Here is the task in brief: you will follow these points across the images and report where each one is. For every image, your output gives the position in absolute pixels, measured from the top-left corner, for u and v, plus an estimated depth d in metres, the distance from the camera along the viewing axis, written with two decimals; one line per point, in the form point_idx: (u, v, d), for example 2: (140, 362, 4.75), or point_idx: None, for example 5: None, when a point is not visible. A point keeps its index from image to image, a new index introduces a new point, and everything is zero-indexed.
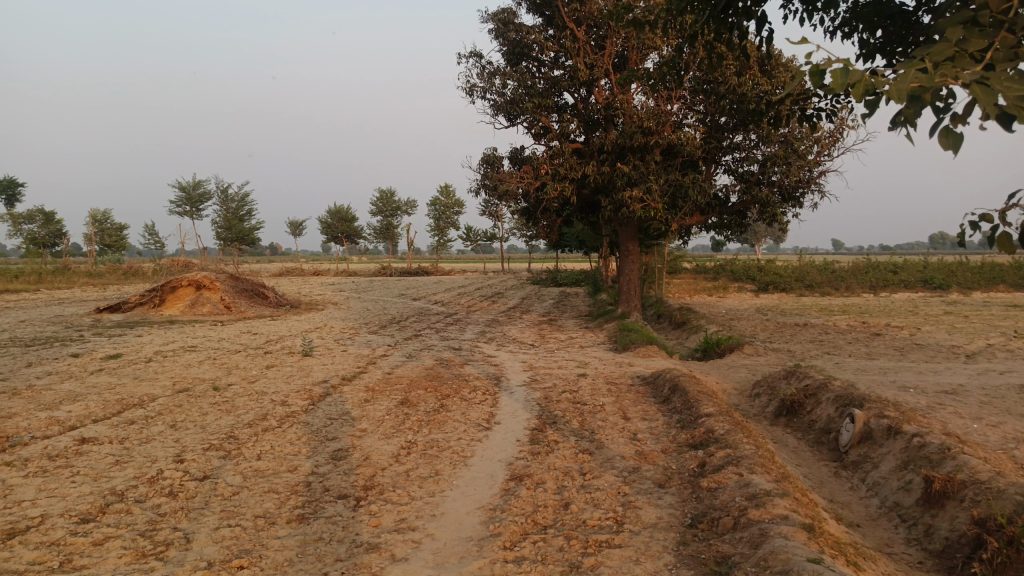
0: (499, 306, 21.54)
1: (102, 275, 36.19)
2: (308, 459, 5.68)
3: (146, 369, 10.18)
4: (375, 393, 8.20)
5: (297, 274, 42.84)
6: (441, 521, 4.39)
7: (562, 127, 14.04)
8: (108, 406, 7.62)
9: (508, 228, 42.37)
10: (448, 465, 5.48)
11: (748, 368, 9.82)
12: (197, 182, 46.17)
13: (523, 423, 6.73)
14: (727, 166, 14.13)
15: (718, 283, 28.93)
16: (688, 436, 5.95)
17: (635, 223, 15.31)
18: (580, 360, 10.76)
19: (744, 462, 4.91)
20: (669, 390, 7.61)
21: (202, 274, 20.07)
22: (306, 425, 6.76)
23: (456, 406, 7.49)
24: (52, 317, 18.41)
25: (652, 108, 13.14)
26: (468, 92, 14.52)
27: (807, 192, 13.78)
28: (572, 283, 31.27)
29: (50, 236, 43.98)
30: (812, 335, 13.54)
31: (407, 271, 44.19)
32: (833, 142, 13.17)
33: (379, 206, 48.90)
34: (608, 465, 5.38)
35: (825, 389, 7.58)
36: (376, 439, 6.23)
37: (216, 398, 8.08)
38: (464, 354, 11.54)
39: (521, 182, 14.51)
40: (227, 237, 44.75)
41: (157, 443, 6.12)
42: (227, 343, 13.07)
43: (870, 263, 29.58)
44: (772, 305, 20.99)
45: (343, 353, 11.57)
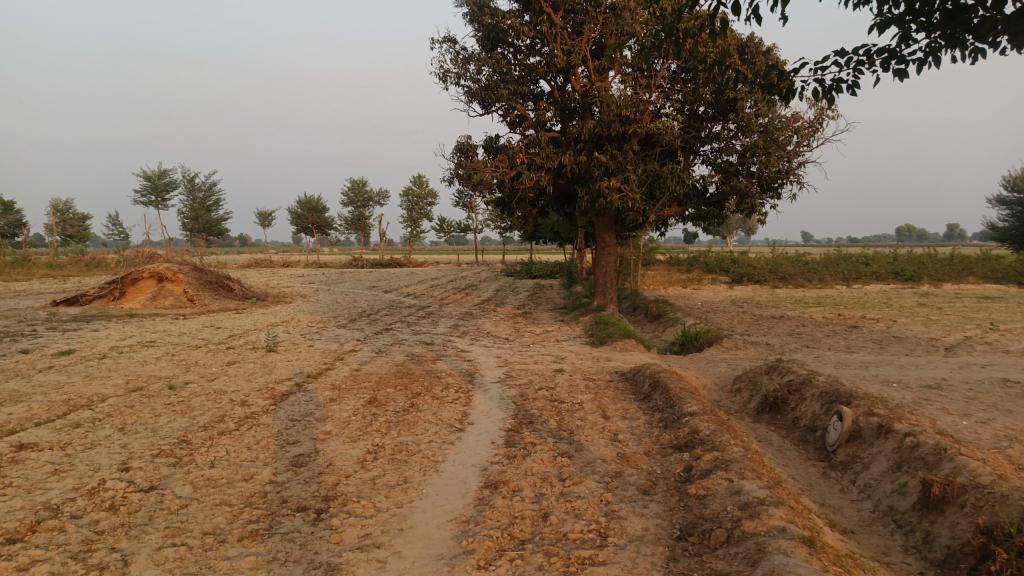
0: (473, 298, 21.19)
1: (64, 267, 35.06)
2: (266, 466, 5.27)
3: (99, 366, 9.64)
4: (341, 392, 7.79)
5: (266, 265, 41.99)
6: (409, 536, 4.03)
7: (537, 115, 13.69)
8: (53, 407, 7.11)
9: (481, 219, 41.95)
10: (418, 471, 5.12)
11: (728, 363, 9.56)
12: (163, 171, 44.99)
13: (498, 424, 6.38)
14: (705, 156, 13.87)
15: (692, 275, 28.86)
16: (672, 437, 5.65)
17: (611, 214, 15.02)
18: (556, 354, 10.43)
19: (734, 466, 4.61)
20: (650, 387, 7.30)
21: (165, 266, 19.40)
22: (266, 428, 6.33)
23: (427, 405, 7.12)
24: (5, 311, 17.64)
25: (629, 96, 12.84)
26: (441, 78, 14.07)
27: (785, 183, 13.58)
28: (546, 275, 30.96)
29: (8, 227, 42.50)
30: (790, 328, 13.38)
31: (379, 262, 43.56)
32: (812, 132, 12.99)
33: (351, 196, 48.13)
34: (589, 470, 5.06)
35: (810, 384, 7.34)
36: (340, 443, 5.83)
37: (171, 398, 7.61)
38: (436, 348, 11.15)
39: (495, 172, 14.13)
40: (194, 228, 43.74)
41: (103, 449, 5.66)
42: (188, 337, 12.54)
43: (841, 255, 29.70)
44: (747, 297, 20.90)
45: (310, 349, 11.12)
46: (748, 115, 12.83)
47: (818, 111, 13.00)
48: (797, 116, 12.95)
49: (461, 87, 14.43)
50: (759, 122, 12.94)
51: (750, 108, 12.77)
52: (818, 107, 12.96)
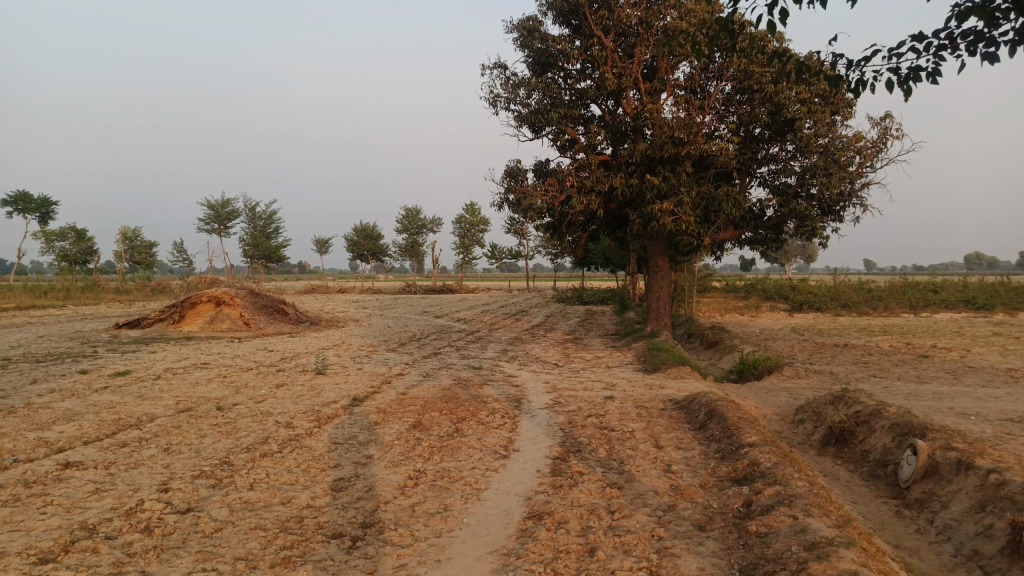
0: (523, 324, 20.99)
1: (130, 292, 36.27)
2: (304, 490, 5.12)
3: (152, 387, 9.75)
4: (386, 415, 7.64)
5: (321, 291, 42.67)
6: (447, 568, 3.81)
7: (588, 138, 13.51)
8: (103, 426, 7.16)
9: (534, 246, 41.88)
10: (459, 499, 4.89)
11: (788, 392, 9.09)
12: (226, 199, 46.42)
13: (545, 451, 6.12)
14: (763, 178, 13.45)
15: (750, 302, 28.09)
16: (729, 469, 5.30)
17: (665, 238, 14.67)
18: (607, 381, 10.12)
19: (798, 502, 4.25)
20: (705, 416, 6.94)
21: (222, 290, 19.80)
22: (308, 451, 6.21)
23: (471, 430, 6.91)
24: (71, 333, 18.19)
25: (683, 118, 12.57)
26: (492, 103, 14.05)
27: (848, 206, 13.03)
28: (598, 302, 30.55)
29: (81, 254, 44.21)
30: (856, 356, 12.74)
31: (432, 289, 43.83)
32: (876, 152, 12.46)
33: (405, 224, 48.71)
34: (640, 502, 4.76)
35: (879, 415, 6.88)
36: (382, 468, 5.66)
37: (217, 419, 7.59)
38: (484, 373, 10.96)
39: (545, 196, 13.98)
40: (253, 255, 44.86)
41: (145, 470, 5.62)
42: (241, 360, 12.64)
43: (907, 282, 28.51)
44: (808, 325, 20.14)
45: (358, 372, 11.06)
46: (807, 135, 12.40)
47: (882, 130, 12.48)
48: (859, 135, 12.46)
49: (512, 111, 14.39)
50: (818, 142, 12.50)
51: (809, 128, 12.35)
52: (882, 126, 12.44)
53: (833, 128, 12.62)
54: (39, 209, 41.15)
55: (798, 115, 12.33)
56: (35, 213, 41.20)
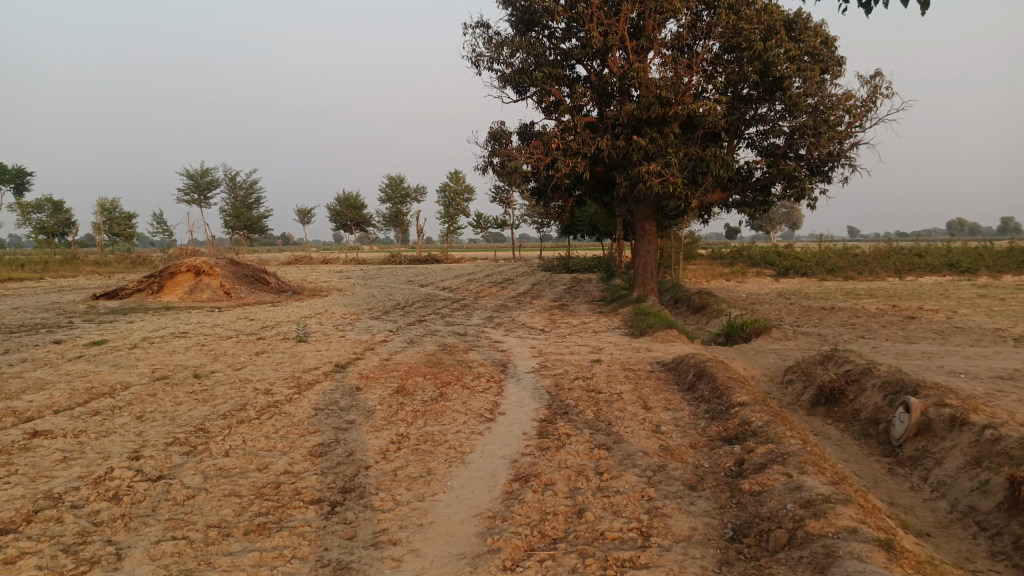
0: (509, 291, 20.82)
1: (110, 264, 35.66)
2: (282, 456, 4.94)
3: (128, 356, 9.50)
4: (369, 381, 7.46)
5: (305, 262, 42.19)
6: (429, 532, 3.66)
7: (574, 99, 13.21)
8: (74, 395, 6.93)
9: (519, 214, 41.57)
10: (442, 463, 4.73)
11: (777, 353, 8.99)
12: (206, 169, 45.59)
13: (531, 414, 5.97)
14: (751, 139, 13.24)
15: (735, 268, 28.07)
16: (720, 429, 5.17)
17: (652, 201, 14.47)
18: (594, 345, 9.99)
19: (792, 460, 4.13)
20: (694, 377, 6.81)
21: (202, 260, 19.43)
22: (287, 416, 6.02)
23: (456, 394, 6.74)
24: (47, 304, 17.80)
25: (670, 77, 12.30)
26: (475, 62, 13.68)
27: (836, 166, 12.87)
28: (583, 269, 30.40)
29: (59, 226, 43.30)
30: (843, 319, 12.69)
31: (417, 259, 43.50)
32: (866, 111, 12.27)
33: (389, 193, 48.13)
34: (629, 463, 4.62)
35: (870, 374, 6.79)
36: (363, 433, 5.48)
37: (194, 387, 7.38)
38: (470, 339, 10.79)
39: (530, 158, 13.69)
40: (235, 226, 44.23)
41: (116, 438, 5.41)
42: (221, 328, 12.40)
43: (892, 247, 28.59)
44: (794, 289, 20.13)
45: (341, 339, 10.86)
46: (797, 94, 12.17)
47: (871, 89, 12.28)
48: (849, 94, 12.26)
49: (496, 72, 14.03)
50: (808, 101, 12.28)
51: (798, 87, 12.12)
52: (872, 85, 12.24)
53: (823, 87, 12.40)
54: (14, 180, 40.24)
55: (787, 73, 12.10)
56: (10, 184, 40.27)
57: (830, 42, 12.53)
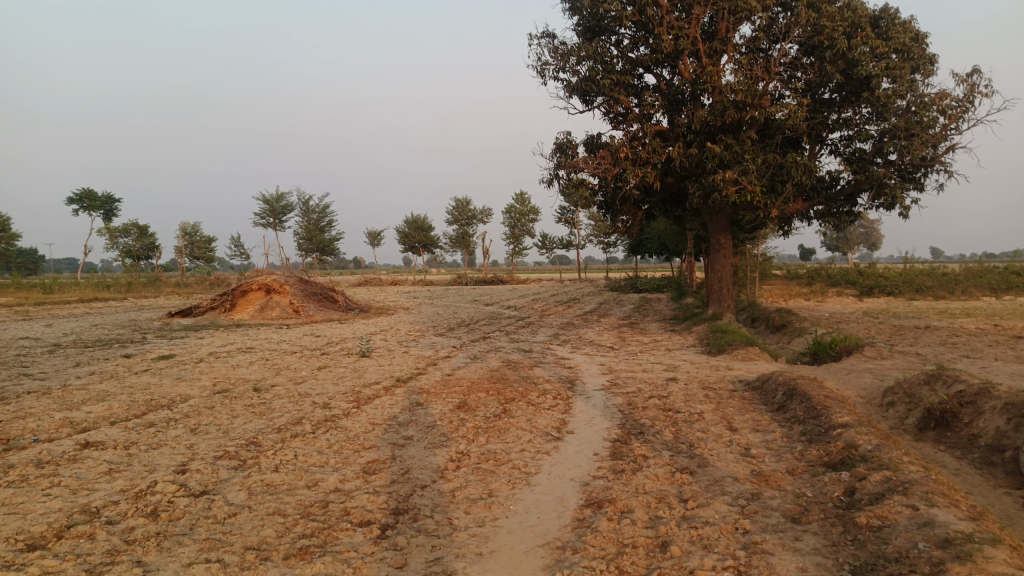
0: (575, 310, 20.30)
1: (190, 286, 36.77)
2: (334, 472, 4.57)
3: (192, 369, 9.43)
4: (431, 396, 7.09)
5: (373, 284, 42.62)
6: (489, 563, 3.20)
7: (644, 107, 12.70)
8: (133, 407, 6.80)
9: (585, 235, 41.00)
10: (506, 484, 4.27)
11: (873, 373, 8.18)
12: (280, 193, 46.79)
13: (603, 433, 5.46)
14: (834, 145, 12.43)
15: (814, 288, 26.76)
16: (820, 453, 4.54)
17: (727, 213, 13.78)
18: (668, 362, 9.40)
19: (917, 491, 3.48)
20: (784, 396, 6.16)
21: (273, 278, 19.65)
22: (342, 431, 5.68)
23: (521, 411, 6.29)
24: (125, 321, 18.26)
25: (746, 80, 11.67)
26: (540, 72, 13.35)
27: (930, 172, 11.92)
28: (653, 289, 29.53)
29: (144, 250, 45.07)
30: (942, 337, 11.67)
31: (484, 280, 43.41)
32: (963, 112, 11.33)
33: (455, 215, 48.32)
34: (717, 489, 4.06)
35: (987, 395, 6.00)
36: (421, 450, 5.08)
37: (252, 399, 7.16)
38: (535, 356, 10.34)
39: (598, 169, 13.21)
40: (307, 248, 45.15)
41: (166, 450, 5.17)
42: (286, 344, 12.31)
43: (986, 265, 26.71)
44: (880, 308, 18.91)
45: (404, 354, 10.57)
46: (886, 95, 11.35)
47: (969, 87, 11.34)
48: (944, 93, 11.35)
49: (562, 81, 13.66)
50: (898, 103, 11.44)
51: (888, 87, 11.30)
52: (969, 83, 11.30)
53: (914, 87, 11.53)
54: (103, 206, 42.17)
55: (875, 73, 11.31)
56: (100, 210, 42.21)
57: (921, 38, 11.68)
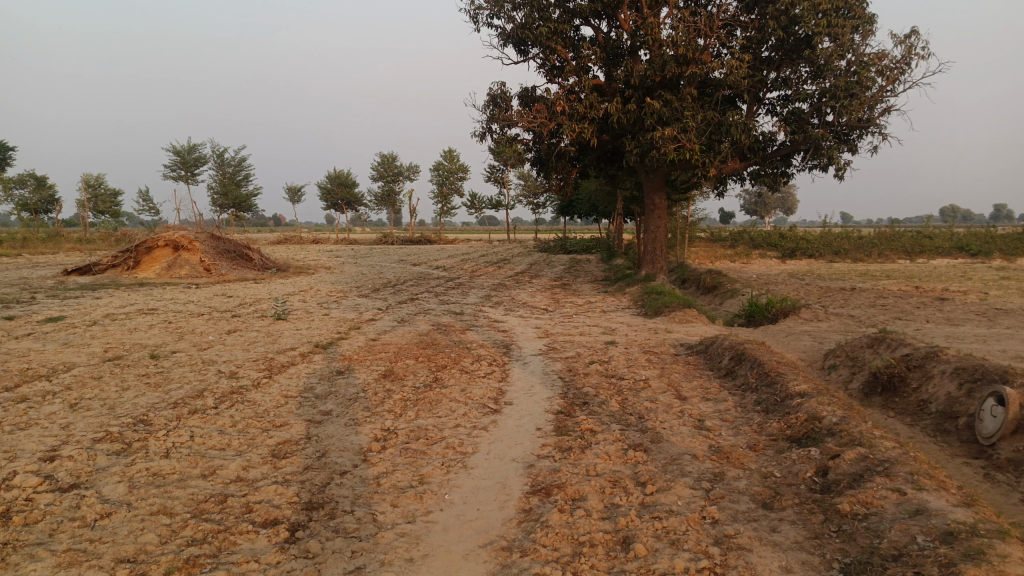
0: (505, 270, 19.82)
1: (94, 243, 34.28)
2: (237, 457, 3.92)
3: (83, 333, 8.43)
4: (353, 363, 6.44)
5: (294, 242, 40.81)
6: (421, 572, 2.65)
7: (581, 59, 12.10)
8: (4, 378, 5.88)
9: (515, 195, 40.36)
10: (438, 467, 3.73)
11: (812, 336, 8.00)
12: (193, 145, 44.06)
13: (545, 404, 4.97)
14: (772, 105, 12.19)
15: (739, 250, 27.12)
16: (781, 426, 4.18)
17: (663, 171, 13.44)
18: (605, 325, 9.01)
19: (900, 472, 3.13)
20: (732, 361, 5.83)
21: (181, 234, 18.30)
22: (250, 406, 5.00)
23: (453, 380, 5.73)
24: (14, 279, 16.61)
25: (688, 33, 11.23)
26: (473, 17, 12.54)
27: (865, 134, 11.84)
28: (581, 250, 29.28)
29: (43, 203, 41.72)
30: (870, 299, 11.74)
31: (410, 239, 42.35)
32: (900, 73, 11.24)
33: (381, 171, 46.79)
34: (676, 470, 3.63)
35: (935, 360, 5.83)
36: (340, 428, 4.46)
37: (148, 369, 6.34)
38: (466, 318, 9.78)
39: (533, 123, 12.61)
40: (223, 204, 42.84)
41: (35, 431, 4.37)
42: (195, 305, 11.32)
43: (900, 230, 27.66)
44: (805, 270, 19.21)
45: (324, 317, 9.81)
46: (826, 54, 11.14)
47: (906, 48, 11.23)
48: (883, 54, 11.20)
49: (496, 27, 12.88)
50: (838, 62, 11.23)
51: (828, 46, 11.08)
52: (907, 44, 11.19)
53: (853, 47, 11.35)
54: None
55: (817, 30, 11.05)
56: None
57: None
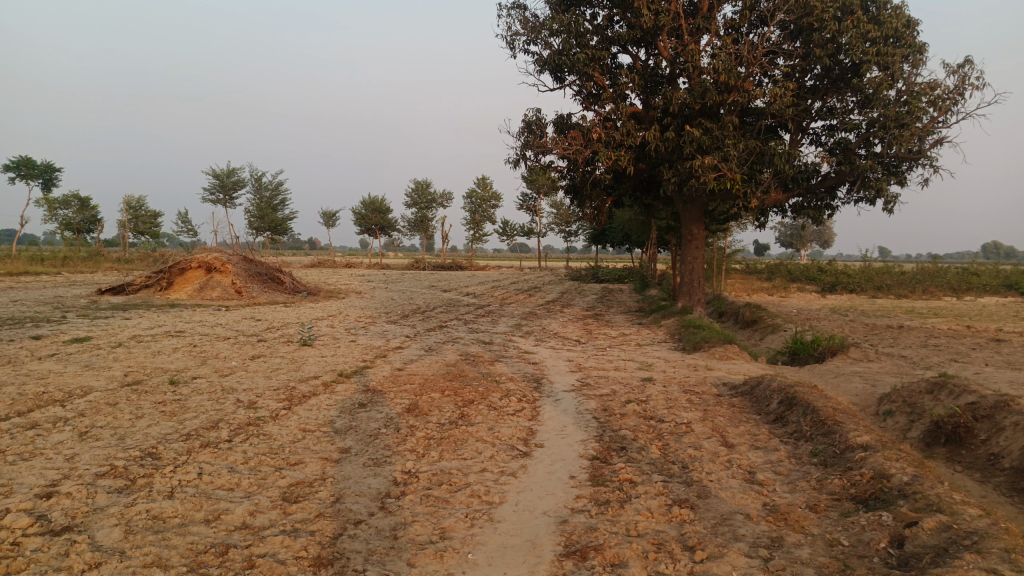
0: (537, 299, 19.50)
1: (132, 263, 34.78)
2: (244, 500, 3.61)
3: (106, 355, 8.27)
4: (376, 395, 6.14)
5: (327, 266, 41.00)
6: None
7: (619, 86, 11.85)
8: (18, 402, 5.68)
9: (547, 223, 40.12)
10: (461, 520, 3.37)
11: (863, 378, 7.51)
12: (231, 169, 44.74)
13: (579, 449, 4.60)
14: (816, 135, 11.79)
15: (776, 283, 26.47)
16: (843, 483, 3.76)
17: (701, 202, 13.07)
18: (640, 360, 8.62)
19: (993, 548, 2.70)
20: (781, 406, 5.40)
21: (214, 256, 18.33)
22: (266, 440, 4.71)
23: (480, 417, 5.39)
24: (48, 298, 16.73)
25: (729, 60, 10.92)
26: (510, 43, 12.39)
27: (915, 166, 11.35)
28: (613, 279, 28.85)
29: (85, 223, 42.54)
30: (921, 339, 11.16)
31: (441, 265, 42.30)
32: (953, 103, 10.78)
33: (414, 197, 46.98)
34: (728, 533, 3.23)
35: (1006, 410, 5.32)
36: (359, 469, 4.13)
37: (166, 395, 6.12)
38: (496, 348, 9.44)
39: (568, 150, 12.34)
40: (259, 227, 43.29)
41: (37, 463, 4.13)
42: (222, 328, 11.16)
43: (945, 266, 26.74)
44: (847, 305, 18.57)
45: (350, 344, 9.55)
46: (875, 83, 10.74)
47: (960, 78, 10.77)
48: (936, 83, 10.76)
49: (533, 54, 12.71)
50: (888, 91, 10.81)
51: (877, 75, 10.67)
52: (960, 74, 10.73)
53: (903, 76, 10.92)
54: (42, 175, 39.77)
55: (865, 58, 10.67)
56: (39, 179, 39.76)
57: (912, 25, 11.02)
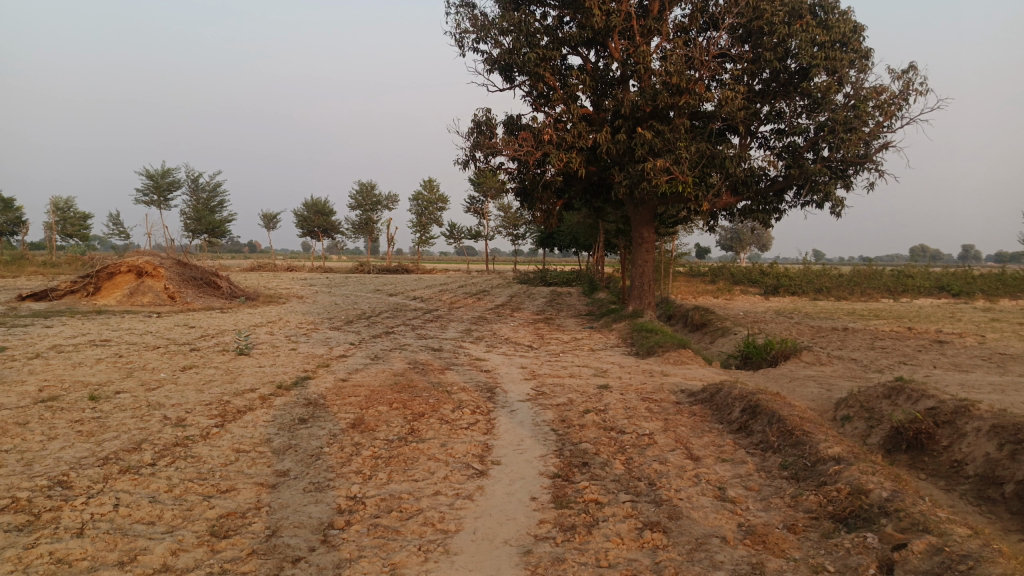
0: (485, 303, 19.19)
1: (59, 267, 33.02)
2: (166, 536, 3.19)
3: (20, 368, 7.60)
4: (318, 410, 5.72)
5: (267, 269, 39.80)
6: None
7: (570, 86, 11.65)
8: None
9: (494, 226, 39.83)
10: (414, 553, 3.04)
11: (818, 382, 7.42)
12: (166, 169, 43.07)
13: (539, 466, 4.30)
14: (765, 138, 11.83)
15: (721, 286, 26.76)
16: (820, 500, 3.56)
17: (652, 204, 12.97)
18: (595, 366, 8.39)
19: (992, 572, 2.50)
20: (745, 414, 5.21)
21: (146, 259, 17.42)
22: (195, 463, 4.27)
23: (432, 433, 5.04)
24: None
25: (681, 62, 10.83)
26: (458, 41, 12.07)
27: (861, 170, 11.48)
28: (561, 283, 28.73)
29: (8, 224, 40.16)
30: (867, 341, 11.25)
31: (387, 268, 41.57)
32: (897, 108, 10.93)
33: (359, 199, 46.08)
34: (706, 560, 2.97)
35: (967, 415, 5.23)
36: (299, 496, 3.74)
37: (84, 413, 5.57)
38: (446, 355, 9.08)
39: (518, 152, 12.07)
40: (196, 229, 41.75)
41: None
42: (152, 337, 10.48)
43: (881, 268, 27.45)
44: (791, 308, 18.77)
45: (291, 353, 9.05)
46: (823, 87, 10.80)
47: (904, 83, 10.92)
48: (882, 87, 10.89)
49: (482, 53, 12.41)
50: (836, 96, 10.89)
51: (825, 79, 10.77)
52: (905, 80, 10.89)
53: (850, 81, 11.02)
54: None
55: (813, 62, 10.72)
56: None
57: (858, 30, 11.13)
